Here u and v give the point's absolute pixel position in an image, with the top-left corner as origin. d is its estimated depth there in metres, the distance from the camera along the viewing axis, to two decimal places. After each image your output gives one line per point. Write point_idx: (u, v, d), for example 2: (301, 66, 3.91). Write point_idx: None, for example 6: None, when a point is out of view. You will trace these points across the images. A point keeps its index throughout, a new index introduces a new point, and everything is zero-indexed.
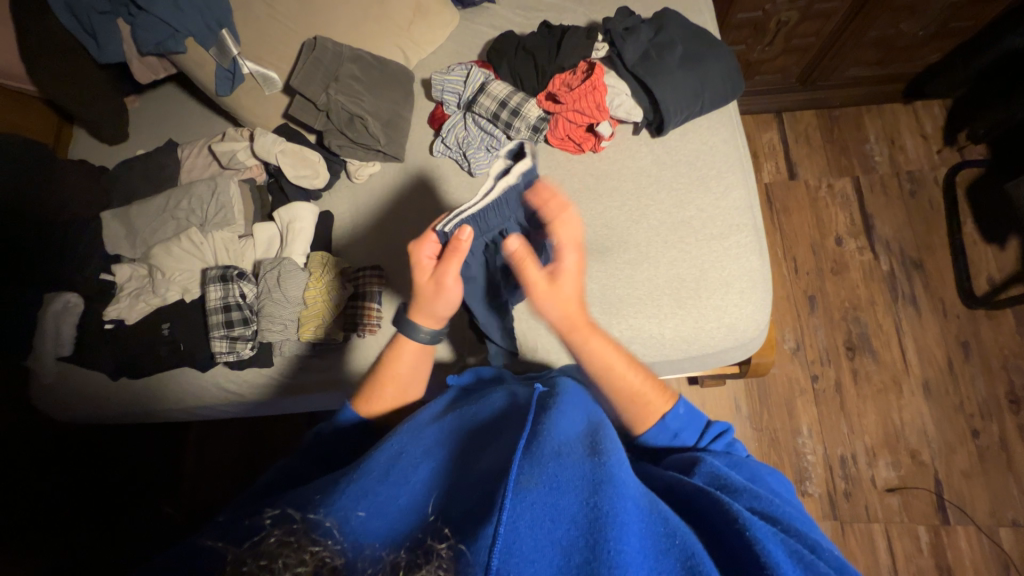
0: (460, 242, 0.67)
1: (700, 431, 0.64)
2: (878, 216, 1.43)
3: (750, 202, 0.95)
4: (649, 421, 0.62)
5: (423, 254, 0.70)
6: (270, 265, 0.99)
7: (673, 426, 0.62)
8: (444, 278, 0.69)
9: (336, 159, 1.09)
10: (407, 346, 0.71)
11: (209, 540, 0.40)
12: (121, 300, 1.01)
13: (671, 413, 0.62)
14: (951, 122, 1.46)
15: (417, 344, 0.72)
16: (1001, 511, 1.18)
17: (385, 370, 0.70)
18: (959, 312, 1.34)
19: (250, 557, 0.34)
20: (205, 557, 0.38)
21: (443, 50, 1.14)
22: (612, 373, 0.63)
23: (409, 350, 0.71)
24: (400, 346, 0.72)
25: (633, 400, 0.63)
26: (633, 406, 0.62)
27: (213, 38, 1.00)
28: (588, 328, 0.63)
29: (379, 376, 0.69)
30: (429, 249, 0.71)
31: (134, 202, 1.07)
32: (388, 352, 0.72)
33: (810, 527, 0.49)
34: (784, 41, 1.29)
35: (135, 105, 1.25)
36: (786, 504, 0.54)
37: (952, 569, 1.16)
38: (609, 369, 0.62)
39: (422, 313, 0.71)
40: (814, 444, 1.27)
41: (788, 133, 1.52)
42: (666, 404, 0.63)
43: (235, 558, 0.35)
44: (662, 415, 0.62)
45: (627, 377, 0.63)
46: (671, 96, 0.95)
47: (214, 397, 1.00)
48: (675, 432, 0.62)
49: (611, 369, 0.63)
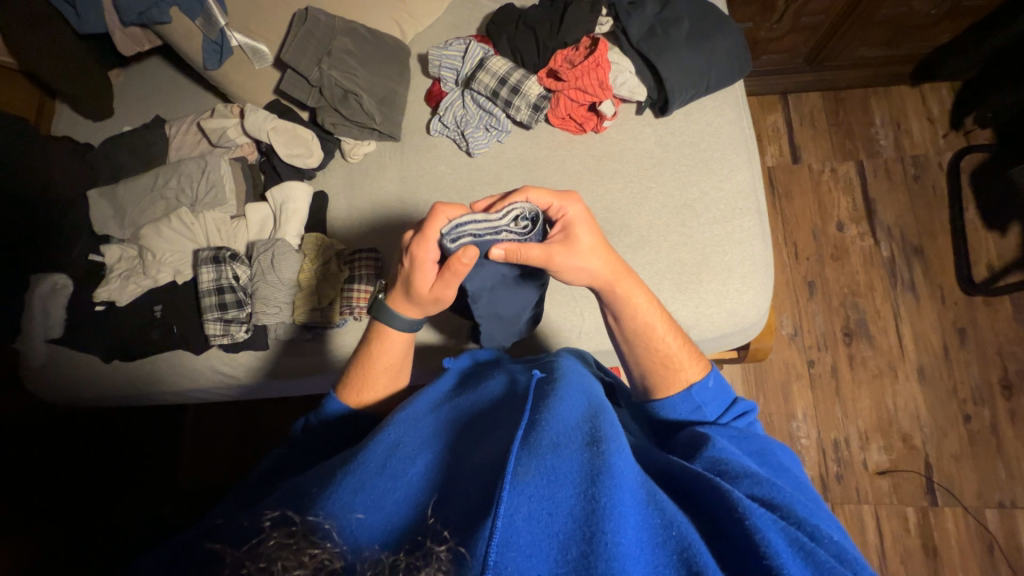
0: (460, 262, 0.61)
1: (723, 406, 0.61)
2: (880, 202, 1.41)
3: (754, 185, 0.94)
4: (678, 385, 0.61)
5: (427, 255, 0.63)
6: (264, 246, 0.97)
7: (699, 398, 0.60)
8: (442, 291, 0.64)
9: (329, 138, 1.06)
10: (392, 339, 0.68)
11: (206, 540, 0.40)
12: (111, 282, 0.99)
13: (701, 385, 0.60)
14: (958, 105, 1.43)
15: (405, 334, 0.68)
16: (988, 494, 1.21)
17: (371, 363, 0.67)
18: (956, 298, 1.34)
19: (248, 561, 0.32)
20: (203, 558, 0.37)
21: (440, 24, 1.10)
22: (652, 332, 0.63)
23: (397, 342, 0.68)
24: (384, 337, 0.68)
25: (664, 366, 0.62)
26: (664, 369, 0.62)
27: (199, 8, 0.96)
28: (625, 280, 0.64)
29: (364, 370, 0.67)
30: (435, 251, 0.63)
31: (121, 181, 1.05)
32: (373, 343, 0.68)
33: (816, 509, 0.48)
34: (793, 18, 1.25)
35: (118, 79, 1.21)
36: (795, 483, 0.53)
37: (938, 549, 1.19)
38: (651, 326, 0.63)
39: (408, 304, 0.67)
40: (808, 428, 1.29)
41: (793, 115, 1.50)
42: (698, 372, 0.62)
43: (234, 560, 0.34)
44: (690, 384, 0.60)
45: (665, 339, 0.63)
46: (677, 75, 0.92)
47: (208, 380, 0.99)
48: (699, 404, 0.59)
49: (651, 327, 0.64)
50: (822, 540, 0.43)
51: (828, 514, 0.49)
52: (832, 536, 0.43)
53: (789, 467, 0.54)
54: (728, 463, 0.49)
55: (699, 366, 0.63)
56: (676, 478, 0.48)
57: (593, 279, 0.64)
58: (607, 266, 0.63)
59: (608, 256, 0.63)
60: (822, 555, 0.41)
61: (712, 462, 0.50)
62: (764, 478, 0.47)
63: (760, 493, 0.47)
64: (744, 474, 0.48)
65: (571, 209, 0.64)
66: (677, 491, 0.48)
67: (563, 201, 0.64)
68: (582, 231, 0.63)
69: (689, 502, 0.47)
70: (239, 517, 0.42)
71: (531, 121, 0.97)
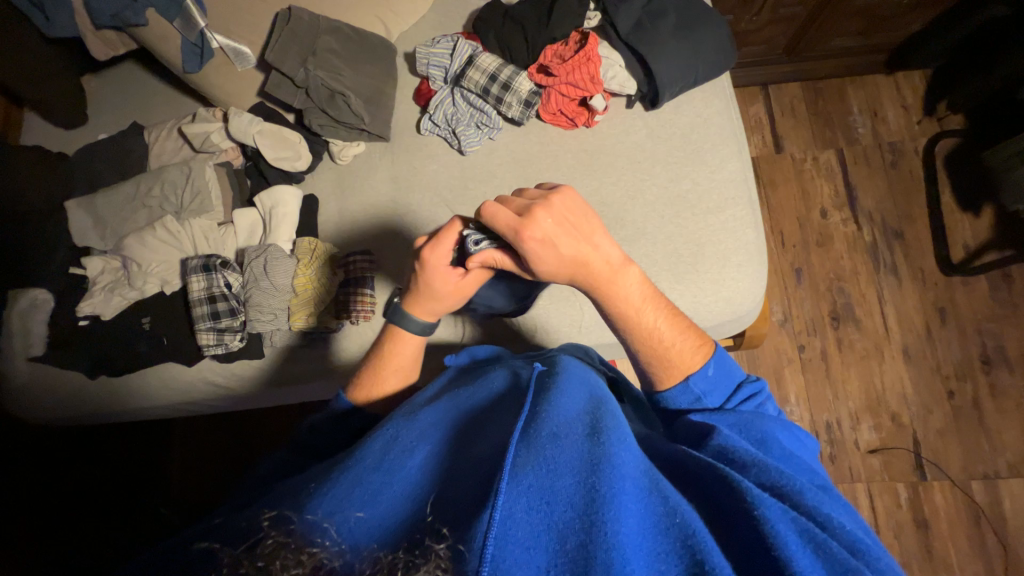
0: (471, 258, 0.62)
1: (727, 394, 0.61)
2: (861, 188, 1.45)
3: (744, 174, 0.95)
4: (676, 377, 0.61)
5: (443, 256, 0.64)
6: (255, 253, 0.95)
7: (698, 388, 0.60)
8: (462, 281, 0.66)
9: (318, 140, 1.04)
10: (404, 340, 0.68)
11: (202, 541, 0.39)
12: (95, 295, 0.96)
13: (699, 374, 0.60)
14: (931, 92, 1.48)
15: (417, 338, 0.68)
16: (973, 466, 1.25)
17: (382, 364, 0.68)
18: (936, 279, 1.38)
19: (245, 561, 0.32)
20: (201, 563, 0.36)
21: (425, 21, 1.09)
22: (648, 330, 0.62)
23: (409, 344, 0.69)
24: (397, 338, 0.69)
25: (662, 361, 0.61)
26: (661, 364, 0.61)
27: (176, 8, 0.93)
28: (617, 278, 0.61)
29: (374, 370, 0.68)
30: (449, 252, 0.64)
31: (100, 191, 1.01)
32: (385, 344, 0.69)
33: (829, 499, 0.47)
34: (772, 10, 1.27)
35: (90, 85, 1.17)
36: (802, 471, 0.51)
37: (929, 522, 1.23)
38: (647, 326, 0.62)
39: (423, 307, 0.67)
40: (801, 411, 1.32)
41: (774, 106, 1.53)
42: (698, 361, 0.61)
43: (231, 559, 0.33)
44: (688, 375, 0.60)
45: (662, 336, 0.62)
46: (667, 67, 0.93)
47: (201, 393, 0.97)
48: (698, 395, 0.60)
49: (648, 325, 0.62)
50: (833, 529, 0.42)
51: (839, 501, 0.48)
52: (842, 525, 0.43)
53: (791, 453, 0.53)
54: (735, 451, 0.49)
55: (701, 354, 0.62)
56: (680, 467, 0.49)
57: (581, 280, 0.61)
58: (595, 270, 0.60)
59: (595, 260, 0.60)
60: (830, 544, 0.40)
61: (719, 450, 0.50)
62: (770, 466, 0.47)
63: (768, 482, 0.46)
64: (751, 462, 0.48)
65: (542, 223, 0.58)
66: (680, 478, 0.49)
67: (534, 216, 0.57)
68: (555, 246, 0.58)
69: (692, 488, 0.47)
70: (236, 517, 0.41)
71: (522, 117, 0.97)
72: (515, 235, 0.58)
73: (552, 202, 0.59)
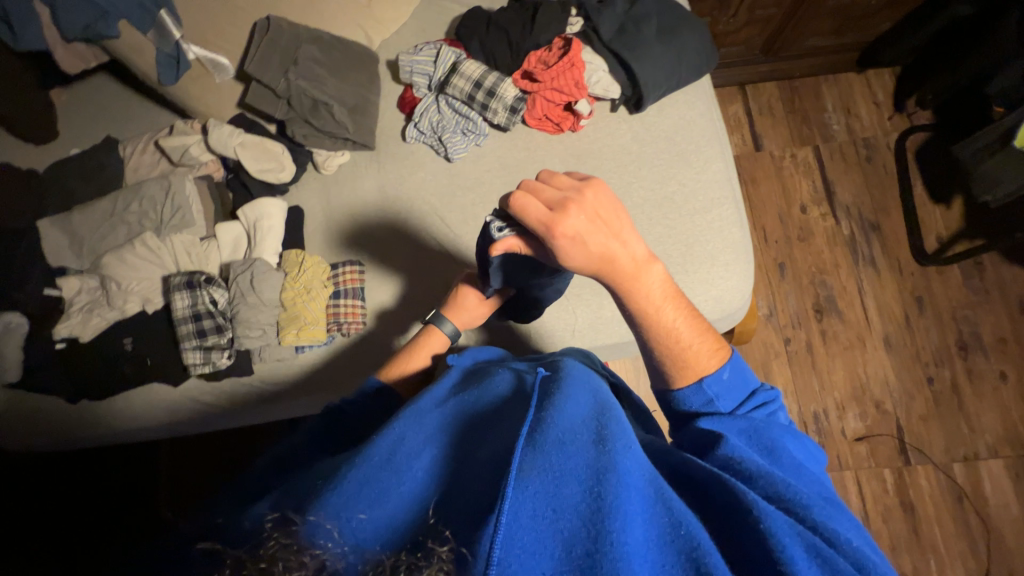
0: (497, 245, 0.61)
1: (742, 400, 0.61)
2: (838, 183, 1.49)
3: (729, 174, 0.97)
4: (692, 377, 0.61)
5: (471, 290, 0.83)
6: (241, 268, 0.93)
7: (713, 390, 0.60)
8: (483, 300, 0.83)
9: (301, 150, 1.03)
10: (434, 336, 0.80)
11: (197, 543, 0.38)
12: (72, 316, 0.93)
13: (714, 377, 0.61)
14: (900, 88, 1.53)
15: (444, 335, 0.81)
16: (954, 449, 1.30)
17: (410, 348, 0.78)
18: (912, 269, 1.43)
19: (250, 560, 0.33)
20: None
21: (407, 28, 1.08)
22: (669, 329, 0.62)
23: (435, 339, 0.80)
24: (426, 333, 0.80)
25: (679, 361, 0.62)
26: (678, 363, 0.62)
27: (150, 18, 0.91)
28: (642, 278, 0.60)
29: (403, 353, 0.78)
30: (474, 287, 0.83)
31: (75, 208, 0.98)
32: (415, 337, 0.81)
33: (835, 512, 0.47)
34: (747, 12, 1.30)
35: (61, 98, 1.13)
36: (809, 484, 0.52)
37: (915, 505, 1.26)
38: (668, 325, 0.62)
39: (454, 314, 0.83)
40: (789, 403, 1.34)
41: (752, 105, 1.56)
42: (714, 363, 0.62)
43: (233, 560, 0.33)
44: (702, 376, 0.61)
45: (681, 335, 0.62)
46: (649, 71, 0.94)
47: (187, 413, 0.94)
48: (712, 397, 0.60)
49: (668, 324, 0.62)
50: (841, 545, 0.43)
51: (848, 519, 0.48)
52: (850, 541, 0.43)
53: (802, 465, 0.54)
54: (742, 462, 0.50)
55: (717, 357, 0.63)
56: (684, 472, 0.50)
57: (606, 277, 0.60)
58: (621, 267, 0.59)
59: (623, 257, 0.59)
60: (837, 560, 0.41)
61: (726, 461, 0.51)
62: (777, 478, 0.48)
63: (774, 494, 0.47)
64: (759, 475, 0.49)
65: (574, 220, 0.56)
66: (684, 486, 0.49)
67: (568, 212, 0.56)
68: (584, 243, 0.57)
69: (698, 496, 0.48)
70: (236, 525, 0.41)
71: (508, 123, 0.97)
72: (547, 231, 0.56)
73: (584, 196, 0.58)
